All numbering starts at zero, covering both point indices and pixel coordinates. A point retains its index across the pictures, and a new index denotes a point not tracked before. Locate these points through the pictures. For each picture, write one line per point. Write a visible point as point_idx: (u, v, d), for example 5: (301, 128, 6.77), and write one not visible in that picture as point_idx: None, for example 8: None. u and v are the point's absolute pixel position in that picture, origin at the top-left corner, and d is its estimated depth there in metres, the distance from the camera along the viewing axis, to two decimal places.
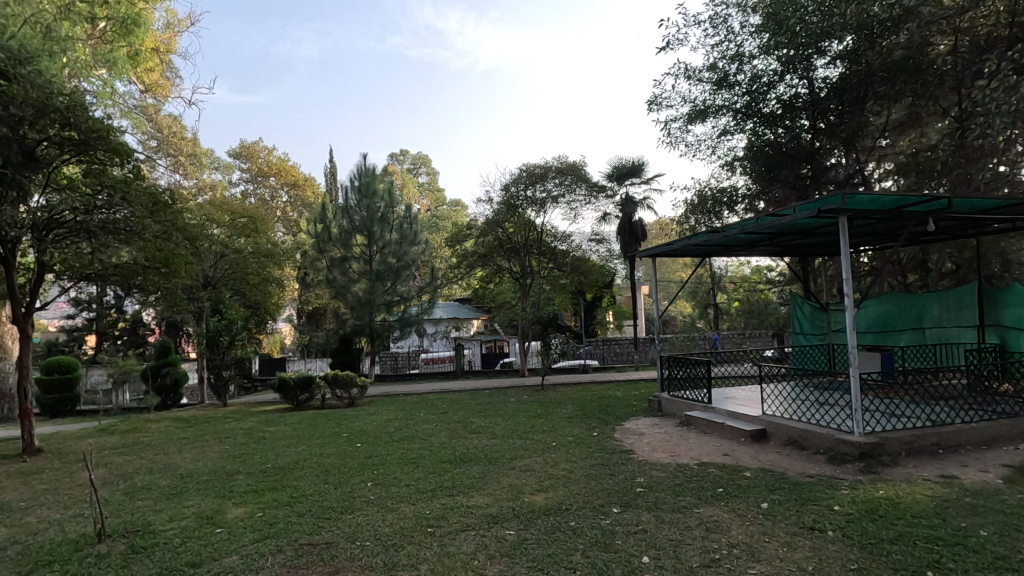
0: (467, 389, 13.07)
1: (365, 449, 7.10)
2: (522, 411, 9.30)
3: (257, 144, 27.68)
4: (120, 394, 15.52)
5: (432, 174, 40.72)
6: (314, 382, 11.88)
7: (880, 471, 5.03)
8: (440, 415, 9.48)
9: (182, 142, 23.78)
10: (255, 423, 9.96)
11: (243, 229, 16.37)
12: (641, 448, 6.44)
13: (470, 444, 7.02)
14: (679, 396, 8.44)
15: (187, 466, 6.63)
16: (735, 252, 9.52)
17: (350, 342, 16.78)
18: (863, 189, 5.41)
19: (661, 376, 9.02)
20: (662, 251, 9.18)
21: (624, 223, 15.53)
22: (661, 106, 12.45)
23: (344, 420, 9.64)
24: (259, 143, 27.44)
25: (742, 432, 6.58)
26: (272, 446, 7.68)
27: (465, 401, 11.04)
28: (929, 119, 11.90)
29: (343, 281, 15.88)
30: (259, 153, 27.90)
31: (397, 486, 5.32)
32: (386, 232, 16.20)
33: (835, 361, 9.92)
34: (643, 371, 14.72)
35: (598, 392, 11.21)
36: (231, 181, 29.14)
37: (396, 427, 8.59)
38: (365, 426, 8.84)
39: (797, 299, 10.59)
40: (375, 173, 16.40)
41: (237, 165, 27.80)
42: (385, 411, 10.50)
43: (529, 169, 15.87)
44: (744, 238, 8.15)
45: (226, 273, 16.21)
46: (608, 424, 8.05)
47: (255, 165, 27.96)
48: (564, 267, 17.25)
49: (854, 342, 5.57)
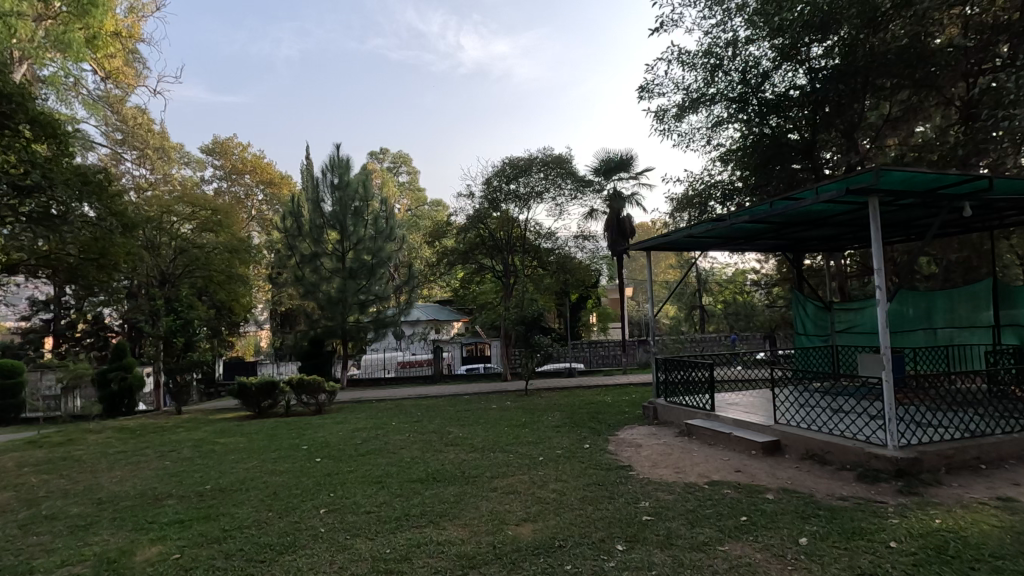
0: (445, 394, 12.18)
1: (325, 465, 6.19)
2: (504, 419, 8.45)
3: (231, 139, 26.45)
4: (69, 400, 14.31)
5: (413, 174, 39.71)
6: (277, 387, 10.89)
7: (924, 492, 4.30)
8: (413, 424, 8.60)
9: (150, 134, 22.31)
10: (207, 434, 8.96)
11: (205, 219, 15.03)
12: (640, 464, 5.63)
13: (446, 460, 6.15)
14: (676, 403, 7.68)
15: (112, 487, 5.65)
16: (734, 245, 8.79)
17: (322, 344, 15.76)
18: (898, 165, 4.67)
19: (656, 380, 8.25)
20: (656, 244, 8.44)
21: (612, 220, 14.80)
22: (652, 94, 11.74)
23: (306, 430, 8.69)
24: (233, 138, 26.24)
25: (753, 444, 5.82)
26: (219, 462, 6.72)
27: (442, 408, 10.18)
28: (931, 111, 11.39)
29: (315, 280, 14.93)
30: (233, 149, 26.67)
31: (356, 513, 4.43)
32: (360, 225, 15.29)
33: (840, 364, 9.35)
34: (632, 375, 13.98)
35: (586, 397, 10.44)
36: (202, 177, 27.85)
37: (363, 438, 7.68)
38: (329, 437, 7.92)
39: (799, 298, 9.84)
40: (348, 164, 15.43)
41: (208, 160, 26.53)
42: (354, 419, 9.57)
43: (512, 162, 15.04)
44: (747, 228, 7.39)
45: (187, 269, 15.05)
46: (599, 433, 7.26)
47: (228, 162, 26.70)
48: (549, 266, 16.46)
49: (886, 342, 4.84)
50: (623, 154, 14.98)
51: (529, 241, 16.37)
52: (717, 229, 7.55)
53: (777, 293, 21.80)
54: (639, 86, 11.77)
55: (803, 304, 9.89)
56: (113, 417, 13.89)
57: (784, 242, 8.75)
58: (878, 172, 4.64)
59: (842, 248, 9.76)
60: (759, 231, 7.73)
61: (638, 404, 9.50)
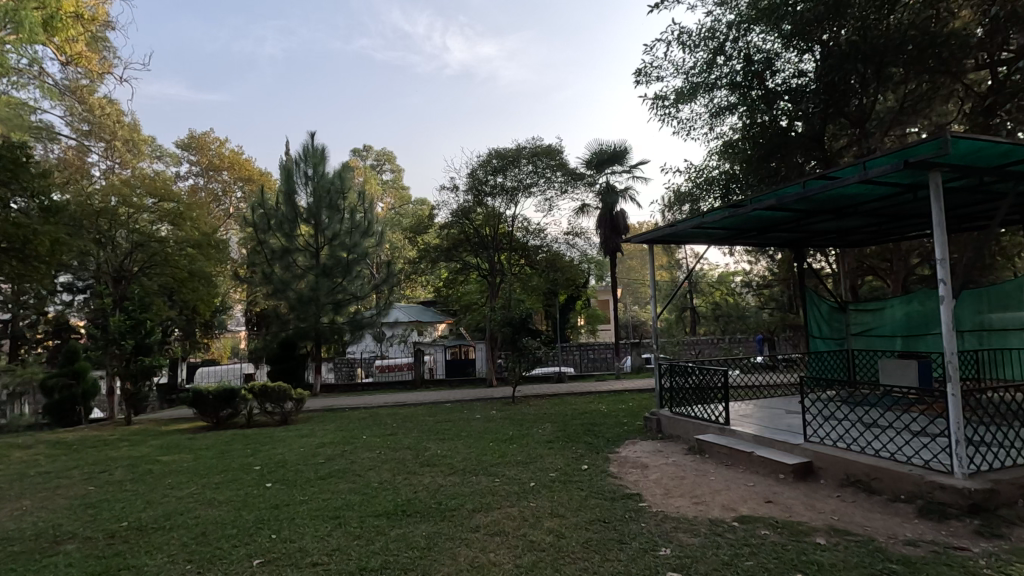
0: (424, 402, 11.23)
1: (275, 493, 5.19)
2: (487, 433, 7.52)
3: (208, 134, 25.15)
4: (14, 408, 13.08)
5: (397, 172, 38.64)
6: (238, 395, 9.86)
7: (1009, 535, 3.46)
8: (386, 437, 7.65)
9: (118, 125, 20.37)
10: (152, 449, 7.91)
11: (166, 211, 13.81)
12: (650, 493, 4.72)
13: (419, 486, 5.19)
14: (682, 414, 6.84)
15: (8, 525, 4.61)
16: (743, 239, 7.92)
17: (294, 346, 14.69)
18: (974, 130, 3.84)
19: (659, 388, 7.40)
20: (658, 236, 7.58)
21: (605, 215, 13.94)
22: (650, 78, 10.94)
23: (265, 445, 7.69)
24: (210, 133, 24.93)
25: (781, 467, 4.95)
26: (151, 487, 5.68)
27: (420, 418, 9.24)
28: (942, 100, 10.73)
29: (285, 278, 13.85)
30: (210, 144, 25.35)
31: (297, 567, 3.45)
32: (336, 219, 14.30)
33: (856, 370, 8.55)
34: (626, 380, 13.13)
35: (578, 405, 9.55)
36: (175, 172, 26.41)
37: (327, 455, 6.71)
38: (288, 454, 6.92)
39: (811, 296, 8.98)
40: (323, 154, 14.40)
41: (184, 155, 25.17)
42: (321, 431, 8.56)
43: (498, 152, 14.08)
44: (765, 218, 6.47)
45: (144, 263, 14.00)
46: (597, 450, 6.36)
47: (205, 158, 25.37)
48: (537, 264, 15.63)
49: (950, 348, 4.01)
50: (616, 146, 14.14)
51: (516, 238, 15.51)
52: (731, 219, 6.63)
53: (771, 295, 21.17)
54: (636, 70, 10.96)
55: (816, 303, 9.09)
56: (61, 427, 12.66)
57: (800, 234, 7.91)
58: (949, 139, 3.80)
59: (856, 243, 9.00)
60: (776, 222, 6.85)
61: (637, 415, 8.61)
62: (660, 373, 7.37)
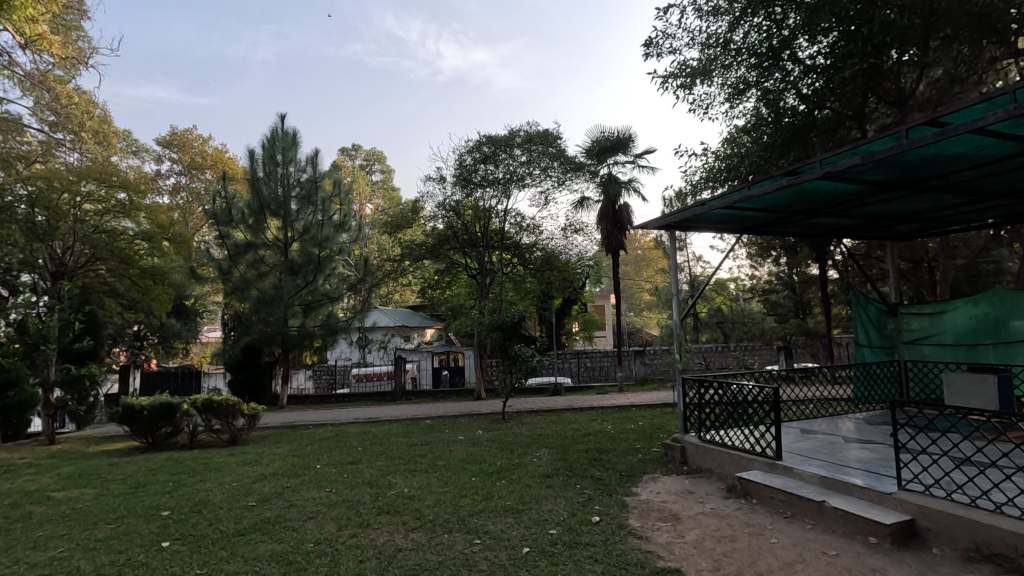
0: (401, 418, 9.78)
1: (168, 560, 3.73)
2: (469, 464, 6.07)
3: (191, 130, 23.57)
4: None
5: (388, 173, 37.19)
6: (177, 411, 8.35)
7: None
8: (344, 466, 6.22)
9: (93, 119, 18.75)
10: (56, 481, 6.39)
11: (114, 201, 12.16)
12: (694, 568, 3.30)
13: (370, 550, 3.75)
14: (714, 442, 5.43)
15: None
16: (781, 225, 6.46)
17: (259, 352, 13.19)
18: None
19: (683, 409, 5.97)
20: (680, 221, 6.16)
21: (607, 208, 12.54)
22: (659, 49, 9.63)
23: (193, 476, 6.21)
24: (192, 129, 23.32)
25: (872, 527, 3.57)
26: (8, 546, 4.16)
27: (391, 440, 7.80)
28: (989, 78, 9.49)
29: (248, 277, 12.34)
30: (193, 142, 23.78)
31: None
32: (308, 212, 12.91)
33: (911, 387, 7.12)
34: (630, 393, 11.72)
35: (579, 425, 8.14)
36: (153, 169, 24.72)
37: (263, 494, 5.25)
38: (216, 491, 5.45)
39: (858, 298, 7.68)
40: (292, 138, 12.97)
41: (164, 153, 23.56)
42: (269, 456, 7.08)
43: (489, 138, 12.59)
44: (821, 194, 5.01)
45: (91, 256, 12.41)
46: (609, 490, 4.94)
47: (187, 155, 23.76)
48: (531, 264, 14.23)
49: None
50: (620, 133, 12.82)
51: (507, 236, 14.13)
52: (775, 197, 5.16)
53: (780, 302, 19.84)
54: (644, 41, 9.67)
55: (861, 306, 7.69)
56: None
57: (850, 222, 6.50)
58: None
59: (903, 236, 7.68)
60: (832, 199, 5.36)
61: (650, 438, 7.20)
62: (685, 390, 5.92)
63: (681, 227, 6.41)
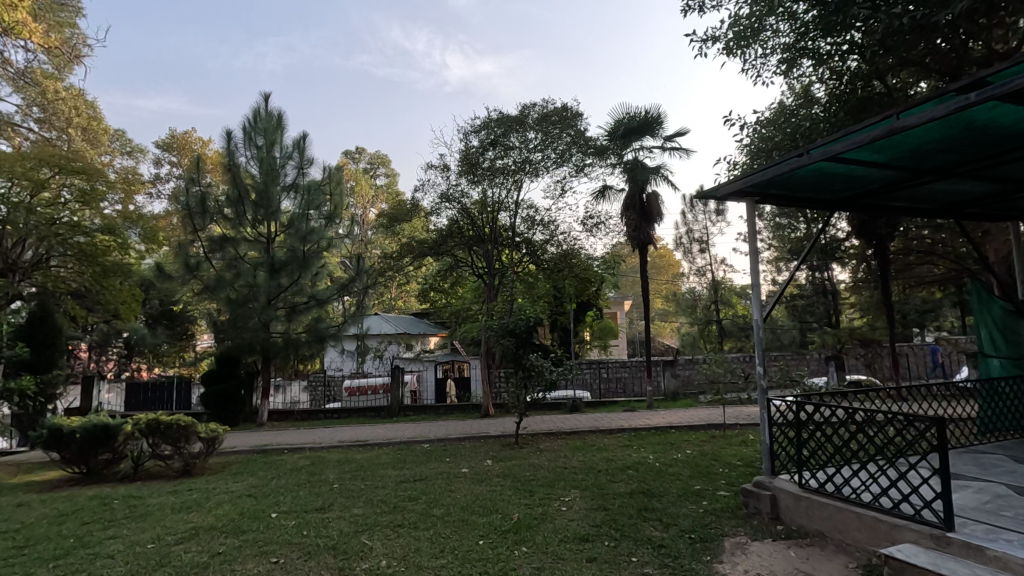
0: (393, 441, 8.20)
1: None
2: (473, 515, 4.47)
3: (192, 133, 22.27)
4: None
5: (392, 177, 35.84)
6: (117, 435, 6.79)
7: None
8: (306, 517, 4.63)
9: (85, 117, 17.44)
10: None
11: (75, 190, 10.72)
12: None
13: None
14: (825, 492, 3.80)
15: None
16: (893, 194, 4.76)
17: (237, 361, 11.64)
18: None
19: (770, 443, 4.34)
20: (761, 188, 4.55)
21: (634, 197, 10.99)
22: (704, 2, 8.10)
23: (108, 529, 4.65)
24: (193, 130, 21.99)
25: None
26: None
27: (378, 473, 6.24)
28: None
29: (225, 276, 10.84)
30: (193, 144, 22.50)
31: None
32: (294, 203, 11.48)
33: None
34: (662, 411, 10.09)
35: (611, 455, 6.53)
36: (152, 172, 23.37)
37: (180, 569, 3.65)
38: (117, 561, 3.85)
39: (984, 294, 6.04)
40: (277, 118, 11.52)
41: (163, 156, 22.24)
42: (217, 497, 5.49)
43: (498, 117, 11.02)
44: (991, 131, 3.43)
45: (47, 253, 10.92)
46: (682, 569, 3.33)
47: (187, 158, 22.50)
48: (545, 264, 12.68)
49: None
50: (648, 114, 11.32)
51: (518, 232, 12.61)
52: (929, 134, 3.45)
53: (816, 308, 18.12)
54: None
55: (986, 306, 6.08)
56: None
57: (980, 192, 4.92)
58: None
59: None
60: (1000, 139, 3.68)
61: (708, 475, 5.58)
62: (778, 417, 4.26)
63: (758, 194, 4.66)
